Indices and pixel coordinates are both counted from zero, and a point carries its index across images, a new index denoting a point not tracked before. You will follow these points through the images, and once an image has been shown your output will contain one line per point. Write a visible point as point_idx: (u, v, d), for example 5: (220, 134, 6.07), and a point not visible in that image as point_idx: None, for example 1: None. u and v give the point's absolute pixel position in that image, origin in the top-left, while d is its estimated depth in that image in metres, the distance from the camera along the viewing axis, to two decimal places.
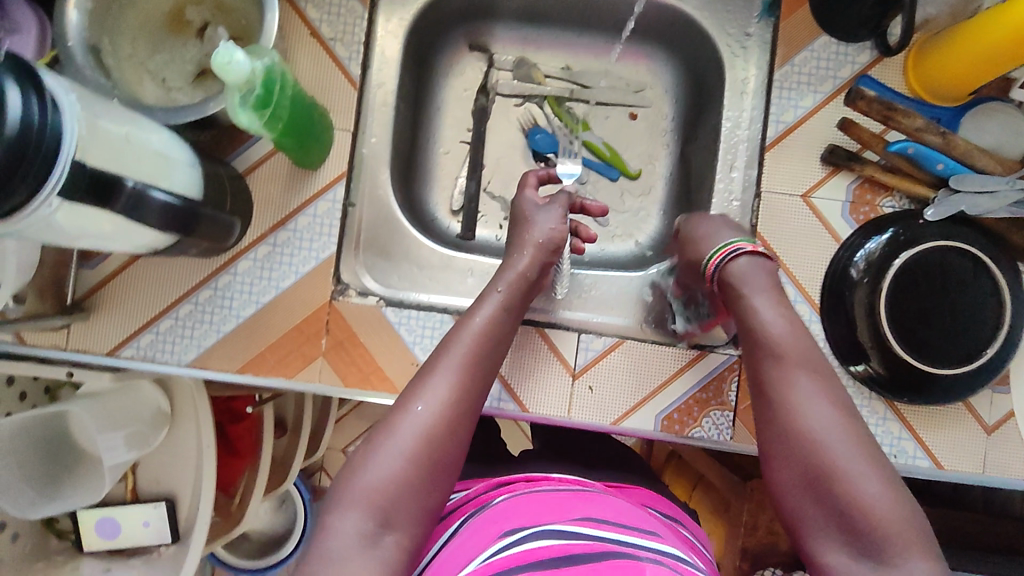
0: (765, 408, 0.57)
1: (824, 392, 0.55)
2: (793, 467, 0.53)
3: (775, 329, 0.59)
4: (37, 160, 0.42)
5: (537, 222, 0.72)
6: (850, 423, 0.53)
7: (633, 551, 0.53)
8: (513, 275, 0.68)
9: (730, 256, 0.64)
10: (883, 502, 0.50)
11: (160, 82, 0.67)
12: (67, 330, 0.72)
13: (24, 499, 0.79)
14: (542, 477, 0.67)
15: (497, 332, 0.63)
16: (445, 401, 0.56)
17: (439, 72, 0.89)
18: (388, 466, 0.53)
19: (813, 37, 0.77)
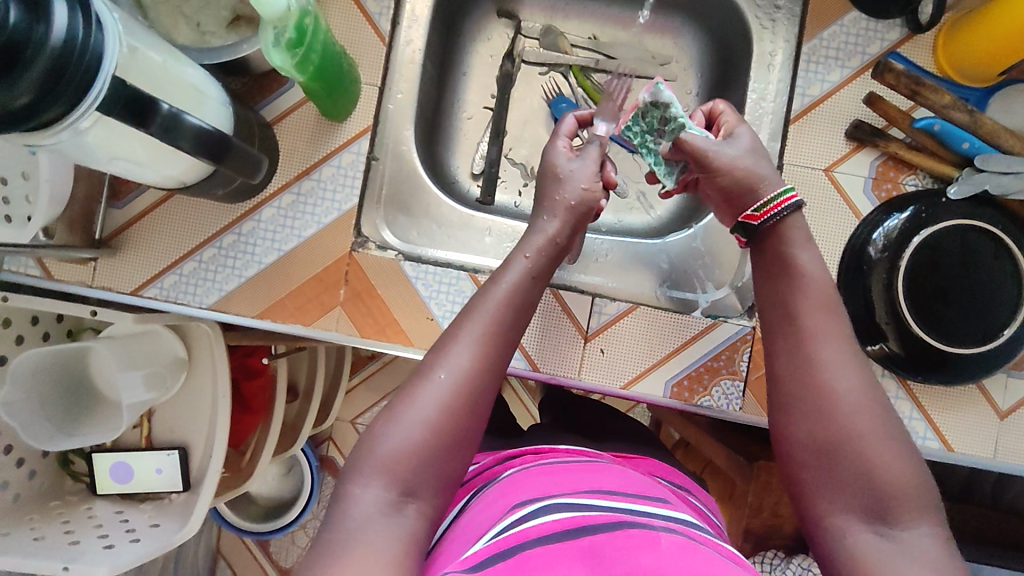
0: (787, 375, 0.56)
1: (849, 359, 0.55)
2: (805, 439, 0.55)
3: (797, 308, 0.58)
4: (78, 75, 0.44)
5: (572, 179, 0.69)
6: (870, 393, 0.54)
7: (647, 521, 0.52)
8: (542, 240, 0.67)
9: (789, 210, 0.60)
10: (892, 474, 0.52)
11: (195, 27, 0.67)
12: (93, 266, 0.73)
13: (43, 432, 0.82)
14: (547, 450, 0.68)
15: (521, 297, 0.63)
16: (466, 371, 0.56)
17: (467, 36, 0.90)
18: (408, 433, 0.54)
19: (843, 12, 0.77)
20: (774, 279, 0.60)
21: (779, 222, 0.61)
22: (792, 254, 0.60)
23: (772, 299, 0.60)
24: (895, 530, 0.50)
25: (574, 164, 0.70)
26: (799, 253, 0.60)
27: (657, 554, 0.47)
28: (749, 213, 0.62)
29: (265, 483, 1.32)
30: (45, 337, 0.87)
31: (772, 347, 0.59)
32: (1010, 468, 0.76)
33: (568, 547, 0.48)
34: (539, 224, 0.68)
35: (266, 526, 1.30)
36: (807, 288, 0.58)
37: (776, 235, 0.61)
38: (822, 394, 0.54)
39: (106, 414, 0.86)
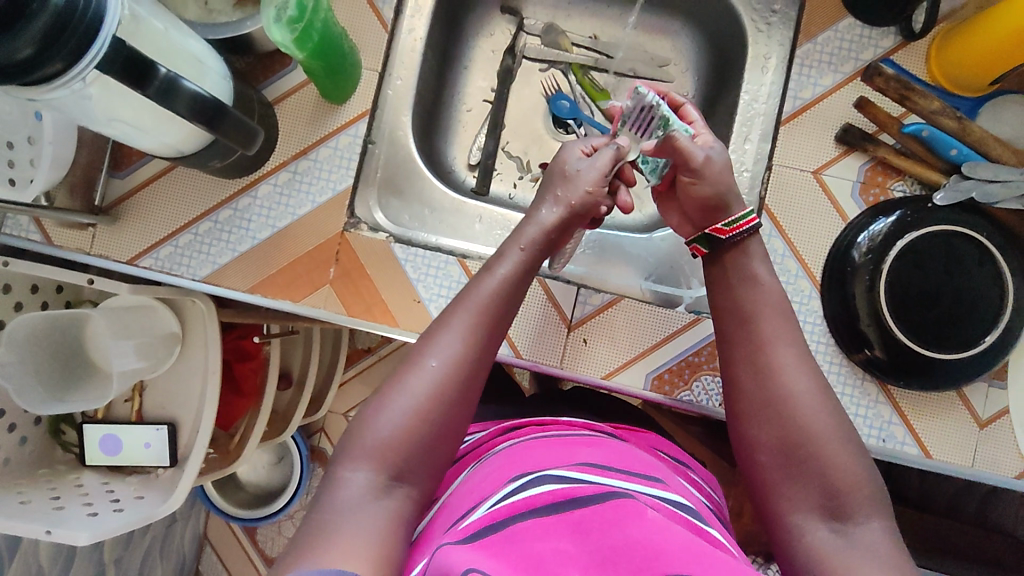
0: (746, 380, 0.58)
1: (805, 363, 0.58)
2: (773, 435, 0.56)
3: (763, 308, 0.61)
4: (77, 34, 0.46)
5: (580, 180, 0.69)
6: (825, 396, 0.56)
7: (634, 494, 0.52)
8: (537, 232, 0.67)
9: (752, 231, 0.65)
10: (851, 475, 0.53)
11: (204, 5, 0.70)
12: (92, 233, 0.75)
13: (34, 396, 0.83)
14: (553, 422, 0.69)
15: (513, 288, 0.64)
16: (456, 359, 0.58)
17: (470, 30, 0.92)
18: (398, 419, 0.55)
19: (838, 18, 0.78)
20: (731, 290, 0.63)
21: (741, 241, 0.65)
22: (751, 269, 0.64)
23: (728, 305, 0.63)
24: (850, 527, 0.52)
25: (587, 169, 0.70)
26: (758, 267, 0.64)
27: (643, 523, 0.47)
28: (720, 226, 0.65)
29: (255, 469, 1.35)
30: (43, 305, 0.89)
31: (730, 356, 0.61)
32: (989, 479, 0.75)
33: (559, 521, 0.48)
34: (539, 216, 0.68)
35: (252, 513, 1.29)
36: (763, 294, 0.62)
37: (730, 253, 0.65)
38: (792, 396, 0.56)
39: (99, 382, 0.88)
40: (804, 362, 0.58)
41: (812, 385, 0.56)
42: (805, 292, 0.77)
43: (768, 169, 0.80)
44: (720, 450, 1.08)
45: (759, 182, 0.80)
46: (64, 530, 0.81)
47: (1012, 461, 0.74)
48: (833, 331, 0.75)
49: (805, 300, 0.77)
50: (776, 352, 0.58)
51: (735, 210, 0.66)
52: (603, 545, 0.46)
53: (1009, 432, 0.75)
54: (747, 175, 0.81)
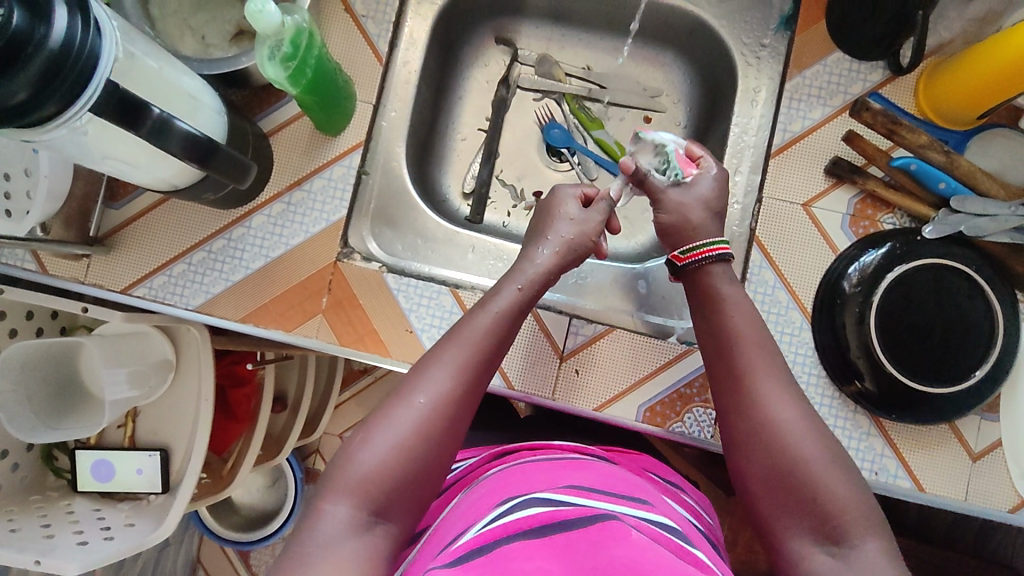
0: (734, 412, 0.59)
1: (789, 391, 0.58)
2: (762, 464, 0.56)
3: (753, 332, 0.61)
4: (71, 77, 0.46)
5: (580, 228, 0.71)
6: (814, 422, 0.56)
7: (618, 516, 0.52)
8: (533, 271, 0.68)
9: (711, 259, 0.65)
10: (848, 495, 0.53)
11: (200, 39, 0.73)
12: (87, 263, 0.76)
13: (27, 424, 0.83)
14: (544, 445, 0.69)
15: (506, 326, 0.64)
16: (445, 396, 0.57)
17: (465, 61, 0.93)
18: (384, 454, 0.54)
19: (827, 53, 0.79)
20: (712, 315, 0.63)
21: (701, 268, 0.65)
22: (718, 290, 0.64)
23: (710, 334, 0.63)
24: (845, 549, 0.51)
25: (586, 217, 0.72)
26: (723, 288, 0.64)
27: (628, 544, 0.47)
28: (680, 253, 0.66)
29: (250, 494, 1.33)
30: (38, 332, 0.89)
31: (719, 384, 0.61)
32: (983, 513, 0.75)
33: (544, 543, 0.48)
34: (534, 254, 0.69)
35: (246, 536, 1.28)
36: (750, 324, 0.62)
37: (701, 277, 0.65)
38: (779, 425, 0.56)
39: (92, 410, 0.88)
40: (793, 389, 0.58)
41: (801, 411, 0.57)
42: (796, 323, 0.77)
43: (758, 202, 0.80)
44: (716, 477, 1.07)
45: (749, 214, 0.81)
46: (53, 560, 0.81)
47: (1006, 495, 0.74)
48: (826, 361, 0.75)
49: (796, 331, 0.77)
50: (762, 380, 0.58)
51: (703, 238, 0.66)
52: (588, 564, 0.46)
53: (1002, 465, 0.74)
54: (737, 207, 0.82)
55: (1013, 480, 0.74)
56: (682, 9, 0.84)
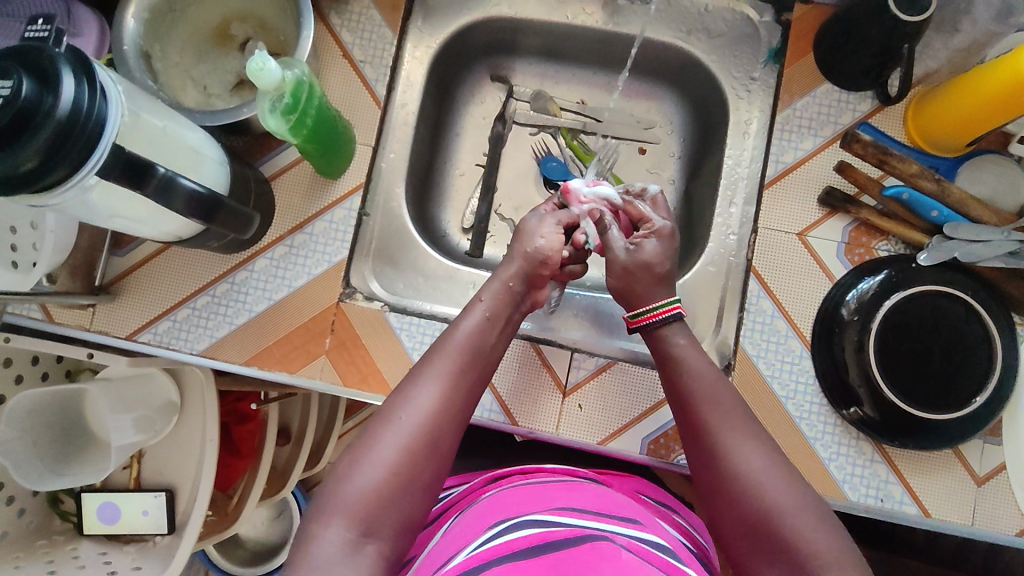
0: (703, 462, 0.59)
1: (753, 437, 0.59)
2: (732, 509, 0.57)
3: (704, 377, 0.63)
4: (80, 142, 0.47)
5: (531, 233, 0.73)
6: (779, 464, 0.57)
7: (610, 536, 0.52)
8: (497, 286, 0.70)
9: (664, 322, 0.68)
10: (817, 535, 0.53)
11: (202, 89, 0.76)
12: (92, 311, 0.77)
13: (34, 472, 0.83)
14: (536, 468, 0.69)
15: (481, 344, 0.66)
16: (430, 412, 0.59)
17: (462, 98, 0.94)
18: (373, 475, 0.55)
19: (816, 84, 0.81)
20: (666, 368, 0.66)
21: (661, 327, 0.68)
22: (673, 351, 0.66)
23: (672, 386, 0.65)
24: None
25: (536, 220, 0.75)
26: (675, 346, 0.66)
27: (617, 565, 0.47)
28: (631, 316, 0.70)
29: (255, 526, 1.33)
30: (43, 377, 0.89)
31: (688, 437, 0.62)
32: (992, 536, 0.74)
33: (538, 564, 0.49)
34: (498, 271, 0.72)
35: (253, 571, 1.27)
36: (700, 374, 0.63)
37: (658, 338, 0.68)
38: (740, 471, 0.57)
39: (98, 454, 0.88)
40: (754, 432, 0.59)
41: (764, 452, 0.58)
42: (796, 352, 0.77)
43: (754, 232, 0.81)
44: None
45: (745, 244, 0.82)
46: None
47: (1013, 518, 0.74)
48: (828, 390, 0.76)
49: (796, 360, 0.77)
50: (725, 426, 0.60)
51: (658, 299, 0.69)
52: None
53: (1007, 488, 0.75)
54: (733, 238, 0.83)
55: (1019, 503, 0.74)
56: (673, 45, 0.86)
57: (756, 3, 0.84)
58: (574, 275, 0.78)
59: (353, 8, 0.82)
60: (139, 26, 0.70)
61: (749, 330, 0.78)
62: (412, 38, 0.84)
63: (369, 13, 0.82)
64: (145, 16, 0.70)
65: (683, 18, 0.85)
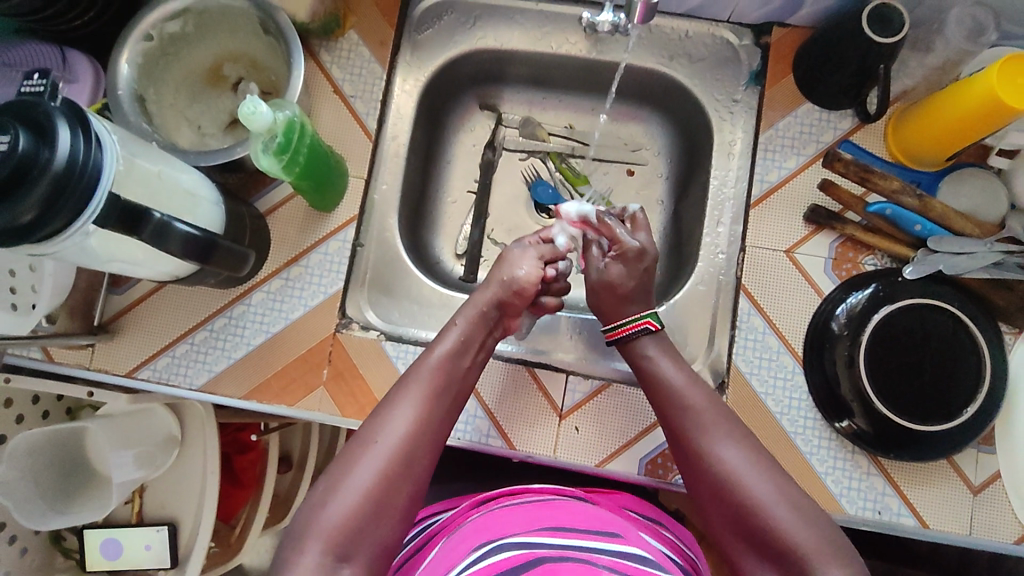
0: (690, 463, 0.63)
1: (727, 431, 0.63)
2: (715, 500, 0.60)
3: (675, 379, 0.67)
4: (77, 191, 0.49)
5: (513, 263, 0.74)
6: (754, 454, 0.61)
7: (590, 557, 0.54)
8: (473, 311, 0.71)
9: (634, 334, 0.71)
10: (793, 521, 0.56)
11: (196, 129, 0.78)
12: (91, 350, 0.77)
13: (36, 512, 0.84)
14: (524, 489, 0.69)
15: (455, 369, 0.67)
16: (405, 436, 0.60)
17: (452, 127, 0.96)
18: (349, 501, 0.56)
19: (797, 104, 0.83)
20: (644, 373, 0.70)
21: (634, 339, 0.72)
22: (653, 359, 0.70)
23: (654, 386, 0.69)
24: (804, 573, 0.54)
25: (519, 250, 0.76)
26: (648, 347, 0.71)
27: None
28: (607, 330, 0.74)
29: (259, 556, 1.32)
30: (44, 416, 0.90)
31: (671, 435, 0.66)
32: (990, 546, 0.75)
33: None
34: (476, 293, 0.73)
35: None
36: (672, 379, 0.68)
37: (630, 347, 0.72)
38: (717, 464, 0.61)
39: (99, 491, 0.89)
40: (728, 426, 0.63)
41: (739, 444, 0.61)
42: (788, 367, 0.78)
43: (742, 251, 0.82)
44: None
45: (734, 263, 0.83)
46: None
47: (1010, 527, 0.74)
48: (821, 404, 0.76)
49: (789, 375, 0.78)
50: (703, 423, 0.64)
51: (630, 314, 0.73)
52: None
53: (1004, 497, 0.75)
54: (722, 257, 0.84)
55: (1016, 511, 0.75)
56: (655, 70, 0.88)
57: (735, 28, 0.86)
58: (546, 308, 0.78)
59: (342, 45, 0.84)
60: (133, 71, 0.71)
61: (741, 347, 0.79)
62: (401, 72, 0.86)
63: (358, 49, 0.84)
64: (139, 62, 0.72)
65: (664, 44, 0.87)
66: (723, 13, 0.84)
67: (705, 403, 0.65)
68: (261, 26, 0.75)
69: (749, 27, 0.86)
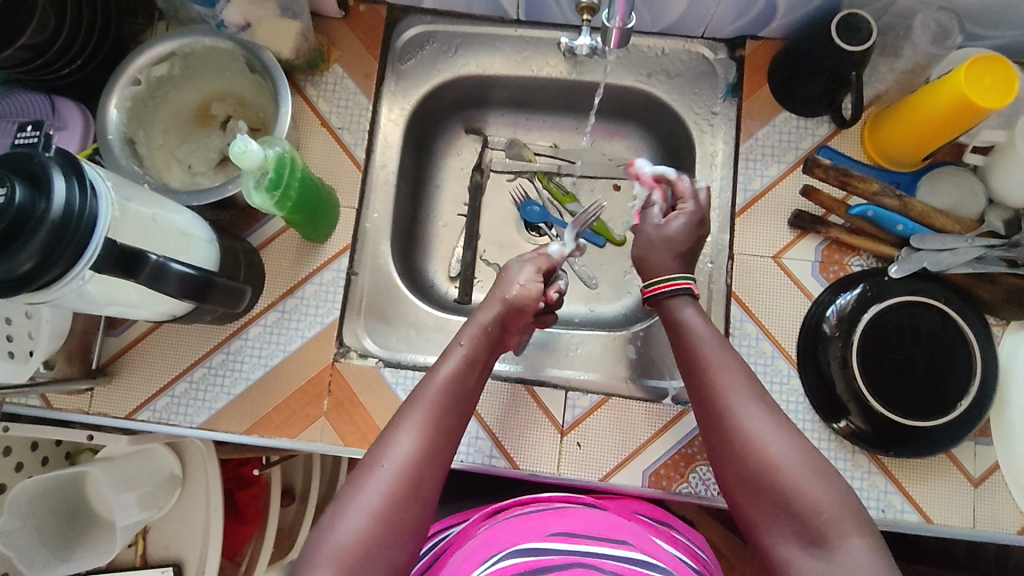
0: (712, 425, 0.62)
1: (756, 398, 0.61)
2: (740, 472, 0.59)
3: (702, 339, 0.65)
4: (74, 239, 0.50)
5: (511, 278, 0.75)
6: (781, 424, 0.59)
7: (599, 562, 0.55)
8: (475, 328, 0.72)
9: (668, 294, 0.70)
10: (822, 498, 0.55)
11: (187, 168, 0.78)
12: (90, 394, 0.78)
13: (40, 559, 0.84)
14: (533, 500, 0.70)
15: (460, 387, 0.68)
16: (411, 458, 0.60)
17: (439, 153, 0.97)
18: (358, 525, 0.56)
19: (775, 113, 0.85)
20: (675, 335, 0.68)
21: (667, 299, 0.70)
22: (680, 316, 0.68)
23: (681, 352, 0.67)
24: (830, 551, 0.53)
25: (517, 265, 0.77)
26: (683, 311, 0.68)
27: None
28: (646, 286, 0.71)
29: None
30: (44, 462, 0.89)
31: (697, 405, 0.64)
32: (994, 537, 0.76)
33: None
34: (476, 313, 0.74)
35: None
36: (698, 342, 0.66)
37: (665, 306, 0.70)
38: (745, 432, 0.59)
39: (102, 537, 0.88)
40: (757, 393, 0.61)
41: (766, 412, 0.60)
42: (784, 371, 0.79)
43: (730, 259, 0.83)
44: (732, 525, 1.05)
45: (723, 271, 0.84)
46: None
47: (1012, 517, 0.75)
48: (818, 406, 0.77)
49: (784, 380, 0.79)
50: (730, 388, 0.62)
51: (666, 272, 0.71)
52: None
53: (1003, 488, 0.76)
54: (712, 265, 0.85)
55: (1016, 501, 0.75)
56: (634, 87, 0.90)
57: (710, 43, 0.88)
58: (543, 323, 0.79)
59: (328, 78, 0.86)
60: (122, 115, 0.72)
61: None
62: (387, 101, 0.88)
63: (343, 82, 0.86)
64: (127, 106, 0.73)
65: (642, 62, 0.89)
66: (697, 30, 0.87)
67: (730, 365, 0.63)
68: (247, 64, 0.77)
69: (723, 41, 0.88)
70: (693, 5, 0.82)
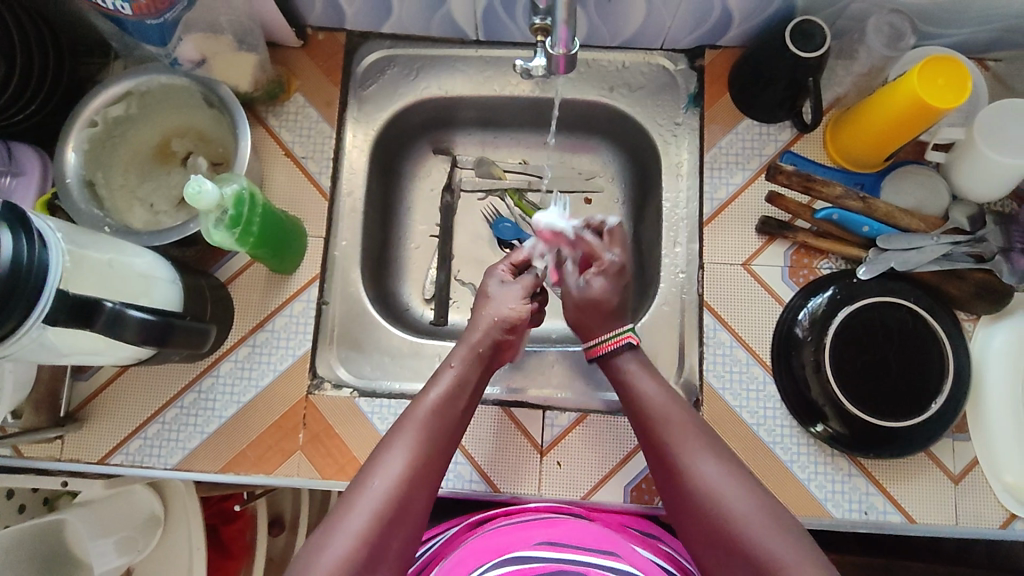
0: (671, 481, 0.62)
1: (714, 454, 0.62)
2: (705, 529, 0.59)
3: (655, 399, 0.67)
4: (24, 294, 0.49)
5: (496, 301, 0.73)
6: (741, 479, 0.60)
7: (584, 571, 0.55)
8: (465, 350, 0.71)
9: (618, 350, 0.71)
10: (785, 555, 0.55)
11: (149, 207, 0.77)
12: (61, 441, 0.76)
13: None
14: (516, 511, 0.70)
15: (451, 409, 0.67)
16: (399, 479, 0.60)
17: (407, 175, 0.97)
18: (344, 546, 0.56)
19: (737, 120, 0.85)
20: (626, 397, 0.69)
21: (613, 355, 0.71)
22: (631, 375, 0.69)
23: (633, 414, 0.68)
24: None
25: (499, 286, 0.75)
26: (634, 373, 0.69)
27: None
28: (591, 346, 0.73)
29: None
30: (20, 510, 0.88)
31: (655, 465, 0.65)
32: (976, 533, 0.76)
33: None
34: (464, 334, 0.72)
35: None
36: (651, 403, 0.67)
37: (611, 362, 0.71)
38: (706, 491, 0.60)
39: None
40: (715, 452, 0.62)
41: (724, 469, 0.61)
42: (760, 378, 0.79)
43: (700, 268, 0.83)
44: None
45: (694, 280, 0.84)
46: None
47: (993, 511, 0.75)
48: (795, 411, 0.77)
49: (760, 386, 0.79)
50: (687, 449, 0.63)
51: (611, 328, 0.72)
52: None
53: (983, 483, 0.76)
54: (683, 275, 0.85)
55: (997, 496, 0.76)
56: (597, 102, 0.90)
57: (669, 54, 0.89)
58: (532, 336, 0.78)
59: (289, 108, 0.86)
60: (80, 157, 0.72)
61: (710, 363, 0.80)
62: (350, 127, 0.87)
63: (305, 111, 0.86)
64: (85, 148, 0.72)
65: (603, 77, 0.89)
66: (655, 42, 0.87)
67: (686, 423, 0.65)
68: (205, 99, 0.77)
69: (683, 52, 0.89)
70: (648, 18, 0.82)
